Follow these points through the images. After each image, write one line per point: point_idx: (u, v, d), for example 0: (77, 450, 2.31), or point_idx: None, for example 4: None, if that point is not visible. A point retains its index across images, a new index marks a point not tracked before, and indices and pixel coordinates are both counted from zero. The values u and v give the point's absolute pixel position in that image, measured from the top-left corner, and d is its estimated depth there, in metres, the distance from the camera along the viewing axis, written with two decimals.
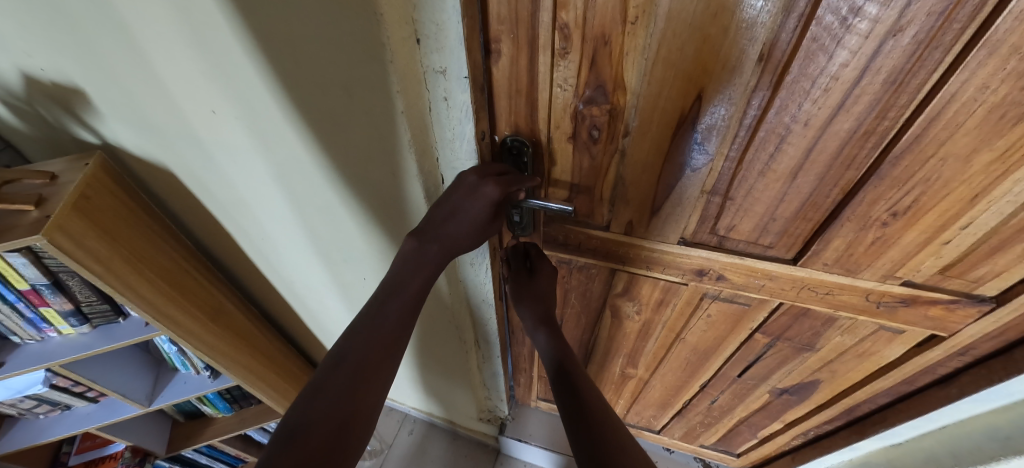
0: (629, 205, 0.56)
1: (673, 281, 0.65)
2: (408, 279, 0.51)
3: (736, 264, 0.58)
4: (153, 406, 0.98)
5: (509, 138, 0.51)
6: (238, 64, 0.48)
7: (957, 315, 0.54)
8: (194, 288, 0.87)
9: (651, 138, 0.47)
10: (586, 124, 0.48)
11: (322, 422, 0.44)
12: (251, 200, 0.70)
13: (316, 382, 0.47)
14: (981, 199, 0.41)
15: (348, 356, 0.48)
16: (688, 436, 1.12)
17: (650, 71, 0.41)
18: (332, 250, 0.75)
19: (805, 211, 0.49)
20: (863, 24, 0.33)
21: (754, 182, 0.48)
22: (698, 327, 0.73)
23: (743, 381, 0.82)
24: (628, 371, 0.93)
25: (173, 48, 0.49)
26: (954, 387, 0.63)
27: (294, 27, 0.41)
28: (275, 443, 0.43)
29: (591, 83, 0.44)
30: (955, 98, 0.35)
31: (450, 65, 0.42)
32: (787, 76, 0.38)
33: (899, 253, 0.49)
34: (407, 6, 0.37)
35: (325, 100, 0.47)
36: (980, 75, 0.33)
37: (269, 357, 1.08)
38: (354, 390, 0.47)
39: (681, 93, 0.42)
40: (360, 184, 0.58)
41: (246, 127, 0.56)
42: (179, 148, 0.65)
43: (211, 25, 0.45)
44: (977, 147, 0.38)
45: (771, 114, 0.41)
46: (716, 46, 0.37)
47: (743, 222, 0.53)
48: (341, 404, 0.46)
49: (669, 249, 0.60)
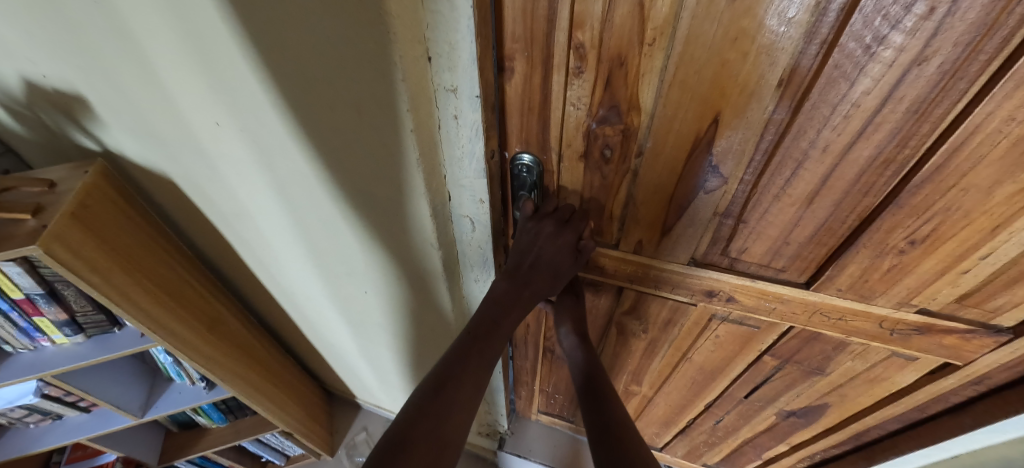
0: (640, 225, 0.55)
1: (682, 301, 0.64)
2: (507, 311, 0.53)
3: (747, 286, 0.57)
4: (146, 417, 0.96)
5: (520, 155, 0.51)
6: (241, 77, 0.47)
7: (972, 345, 0.53)
8: (191, 298, 0.85)
9: (664, 159, 0.46)
10: (599, 143, 0.47)
11: (425, 440, 0.43)
12: (251, 210, 0.69)
13: (416, 405, 0.45)
14: (1001, 229, 0.41)
15: (449, 379, 0.47)
16: (691, 455, 1.11)
17: (666, 94, 0.40)
18: (333, 264, 0.73)
19: (820, 236, 0.48)
20: (886, 53, 0.32)
21: (769, 205, 0.47)
22: (705, 347, 0.72)
23: (750, 402, 0.81)
24: (632, 388, 0.92)
25: (176, 60, 0.48)
26: (966, 416, 0.62)
27: (302, 44, 0.40)
28: (380, 456, 0.41)
29: (605, 103, 0.43)
30: (979, 129, 0.34)
31: (461, 84, 0.42)
32: (806, 101, 0.37)
33: (914, 280, 0.48)
34: (421, 25, 0.37)
35: (331, 117, 0.47)
36: (1007, 106, 0.32)
37: (266, 369, 1.07)
38: (455, 414, 0.45)
39: (697, 116, 0.41)
40: (363, 201, 0.57)
41: (248, 139, 0.55)
42: (181, 158, 0.64)
43: (218, 39, 0.44)
44: (1000, 178, 0.37)
45: (789, 139, 0.40)
46: (735, 70, 0.37)
47: (756, 244, 0.52)
48: (444, 426, 0.44)
49: (678, 270, 0.59)
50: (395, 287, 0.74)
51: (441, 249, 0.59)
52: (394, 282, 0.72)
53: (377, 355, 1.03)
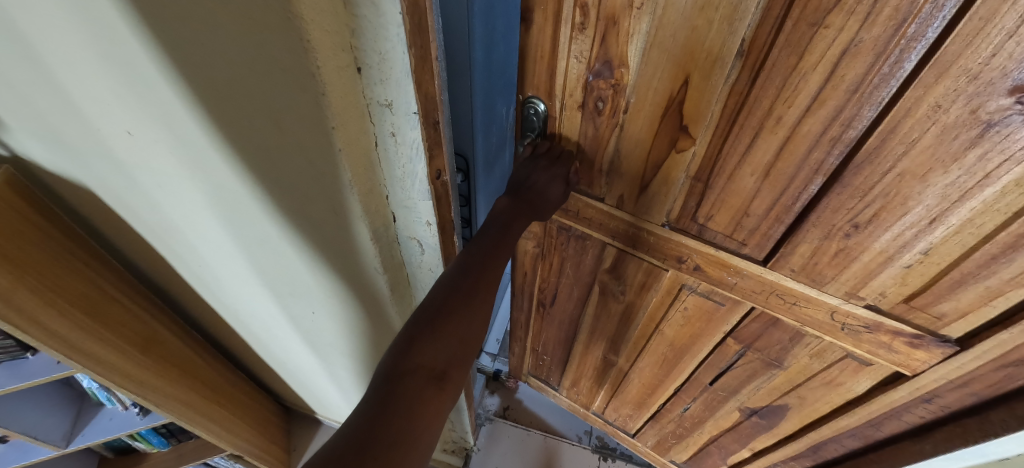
0: (624, 179, 0.60)
1: (655, 265, 0.66)
2: (510, 224, 0.53)
3: (710, 256, 0.60)
4: (69, 448, 0.88)
5: (531, 99, 0.57)
6: (152, 84, 0.39)
7: (920, 353, 0.52)
8: (119, 316, 0.77)
9: (645, 115, 0.51)
10: (593, 95, 0.52)
11: (458, 312, 0.42)
12: (182, 224, 0.62)
13: (446, 284, 0.44)
14: (939, 222, 0.41)
15: (474, 264, 0.46)
16: (659, 447, 1.10)
17: (647, 53, 0.45)
18: (278, 283, 0.67)
19: (777, 211, 0.51)
20: (829, 32, 0.35)
21: (735, 169, 0.50)
22: (675, 320, 0.73)
23: (714, 392, 0.80)
24: (609, 358, 0.94)
25: (74, 62, 0.40)
26: (928, 442, 0.59)
27: (213, 46, 0.34)
28: (416, 325, 0.41)
29: (600, 57, 0.48)
30: (910, 113, 0.36)
31: (396, 99, 0.38)
32: (762, 72, 0.40)
33: (861, 270, 0.49)
34: (346, 31, 0.33)
35: (257, 132, 0.41)
36: (936, 93, 0.34)
37: (211, 385, 0.99)
38: (482, 293, 0.45)
39: (671, 77, 0.46)
40: (302, 221, 0.51)
41: (168, 151, 0.48)
42: (97, 167, 0.56)
43: (119, 46, 0.36)
44: (933, 167, 0.38)
45: (747, 107, 0.43)
46: (702, 36, 0.41)
47: (720, 213, 0.55)
48: (473, 300, 0.44)
49: (654, 231, 0.62)
50: (346, 307, 0.68)
51: (387, 272, 0.58)
52: (344, 303, 0.67)
53: (336, 371, 0.96)
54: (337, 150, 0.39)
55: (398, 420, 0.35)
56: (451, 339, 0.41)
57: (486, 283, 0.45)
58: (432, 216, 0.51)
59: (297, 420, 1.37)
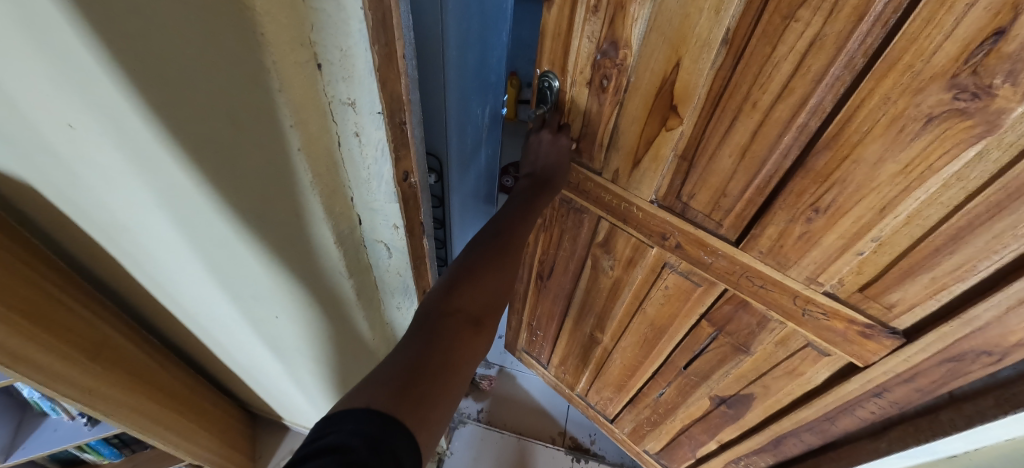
0: (621, 153, 0.62)
1: (643, 241, 0.68)
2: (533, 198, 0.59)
3: (690, 234, 0.62)
4: (8, 462, 0.83)
5: (547, 74, 0.63)
6: (93, 76, 0.36)
7: (872, 344, 0.53)
8: (70, 323, 0.72)
9: (642, 94, 0.55)
10: (600, 73, 0.57)
11: (488, 268, 0.47)
12: (133, 223, 0.58)
13: (482, 243, 0.50)
14: (889, 211, 0.43)
15: (504, 229, 0.52)
16: (635, 434, 1.11)
17: (647, 36, 0.50)
18: (238, 286, 0.64)
19: (752, 192, 0.52)
20: (798, 25, 0.38)
21: (716, 149, 0.52)
22: (657, 299, 0.74)
23: (687, 376, 0.81)
24: (596, 336, 0.94)
25: (6, 48, 0.36)
26: (883, 441, 0.62)
27: (161, 37, 0.31)
28: (455, 277, 0.46)
29: (608, 38, 0.53)
30: (863, 104, 0.39)
31: (359, 98, 0.38)
32: (742, 56, 0.43)
33: (821, 255, 0.51)
34: (305, 25, 0.31)
35: (211, 130, 0.39)
36: (883, 88, 0.37)
37: (168, 391, 0.94)
38: (513, 252, 0.51)
39: (665, 59, 0.50)
40: (259, 224, 0.49)
41: (116, 148, 0.45)
42: (38, 160, 0.52)
43: (57, 36, 0.33)
44: (883, 156, 0.41)
45: (727, 93, 0.47)
46: (692, 24, 0.45)
47: (701, 192, 0.57)
48: (503, 258, 0.49)
49: (642, 207, 0.65)
50: (310, 313, 0.66)
51: (352, 276, 0.56)
52: (308, 309, 0.65)
53: (302, 377, 0.92)
54: (295, 150, 0.38)
55: (437, 353, 0.39)
56: (485, 288, 0.46)
57: (515, 244, 0.51)
58: (400, 219, 0.51)
59: (263, 428, 1.32)
